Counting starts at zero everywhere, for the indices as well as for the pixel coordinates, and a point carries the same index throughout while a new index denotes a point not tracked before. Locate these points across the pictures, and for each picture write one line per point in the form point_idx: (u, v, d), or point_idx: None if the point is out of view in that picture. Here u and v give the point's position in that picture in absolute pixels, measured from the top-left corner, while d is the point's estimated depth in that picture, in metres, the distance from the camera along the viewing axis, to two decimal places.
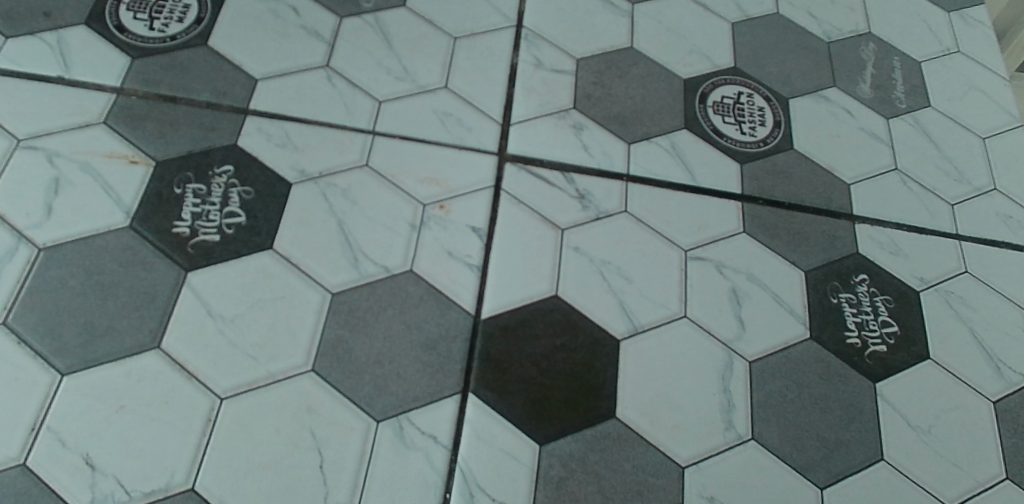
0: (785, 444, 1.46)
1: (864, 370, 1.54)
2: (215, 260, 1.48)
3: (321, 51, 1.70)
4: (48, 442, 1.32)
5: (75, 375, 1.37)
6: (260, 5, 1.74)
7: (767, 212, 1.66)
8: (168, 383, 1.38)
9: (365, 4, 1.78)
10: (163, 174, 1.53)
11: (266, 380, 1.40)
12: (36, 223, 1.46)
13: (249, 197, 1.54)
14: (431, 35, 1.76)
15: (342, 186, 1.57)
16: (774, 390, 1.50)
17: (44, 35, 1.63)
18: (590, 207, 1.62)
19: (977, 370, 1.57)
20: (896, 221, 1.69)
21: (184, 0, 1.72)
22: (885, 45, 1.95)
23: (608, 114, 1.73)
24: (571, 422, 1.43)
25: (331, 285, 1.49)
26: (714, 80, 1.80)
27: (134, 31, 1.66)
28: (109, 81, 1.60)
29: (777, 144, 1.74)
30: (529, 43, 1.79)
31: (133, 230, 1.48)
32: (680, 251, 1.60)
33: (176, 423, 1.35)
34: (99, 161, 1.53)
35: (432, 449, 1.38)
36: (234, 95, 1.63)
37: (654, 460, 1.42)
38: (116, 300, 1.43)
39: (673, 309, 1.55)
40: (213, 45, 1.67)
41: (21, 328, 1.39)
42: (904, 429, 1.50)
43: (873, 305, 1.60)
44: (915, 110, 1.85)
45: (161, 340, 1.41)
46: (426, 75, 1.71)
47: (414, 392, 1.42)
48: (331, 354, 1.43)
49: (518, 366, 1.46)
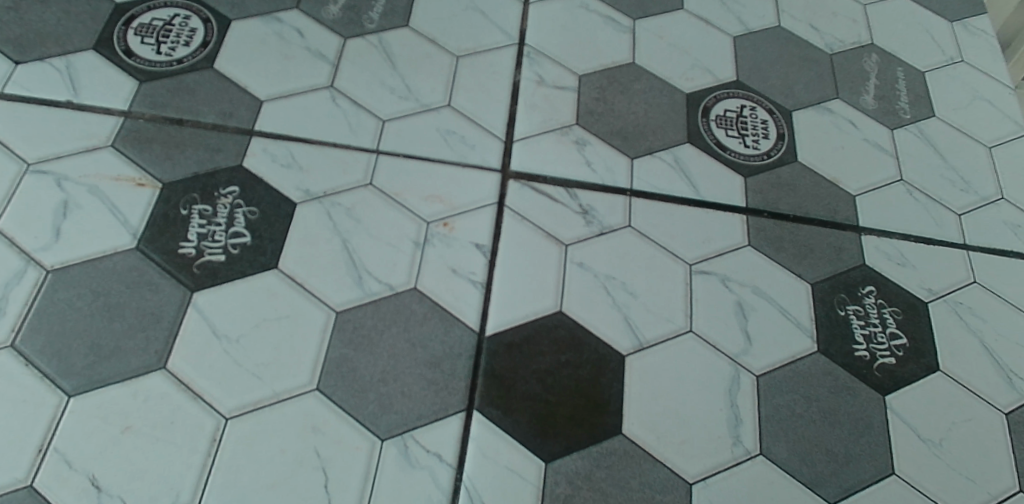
0: (795, 459, 1.44)
1: (873, 383, 1.52)
2: (220, 280, 1.49)
3: (324, 72, 1.72)
4: (55, 464, 1.33)
5: (82, 396, 1.38)
6: (264, 27, 1.76)
7: (772, 225, 1.66)
8: (174, 404, 1.39)
9: (368, 25, 1.80)
10: (170, 196, 1.55)
11: (271, 399, 1.40)
12: (45, 246, 1.48)
13: (254, 217, 1.55)
14: (434, 55, 1.78)
15: (346, 204, 1.58)
16: (782, 405, 1.48)
17: (54, 61, 1.66)
18: (593, 223, 1.62)
19: (988, 382, 1.55)
20: (903, 233, 1.68)
21: (190, 24, 1.74)
22: (888, 56, 1.94)
23: (611, 130, 1.73)
24: (576, 439, 1.42)
25: (335, 303, 1.49)
26: (717, 94, 1.80)
27: (141, 55, 1.69)
28: (117, 105, 1.63)
29: (781, 157, 1.74)
30: (531, 60, 1.80)
31: (140, 251, 1.50)
32: (685, 266, 1.59)
33: (181, 444, 1.36)
34: (107, 184, 1.55)
35: (437, 467, 1.38)
36: (239, 117, 1.65)
37: (661, 477, 1.41)
38: (122, 321, 1.44)
39: (679, 323, 1.54)
40: (218, 67, 1.69)
41: (29, 349, 1.40)
42: (916, 443, 1.48)
43: (880, 318, 1.59)
44: (919, 120, 1.84)
45: (167, 360, 1.42)
46: (429, 94, 1.72)
47: (419, 410, 1.42)
48: (334, 373, 1.44)
49: (522, 382, 1.46)
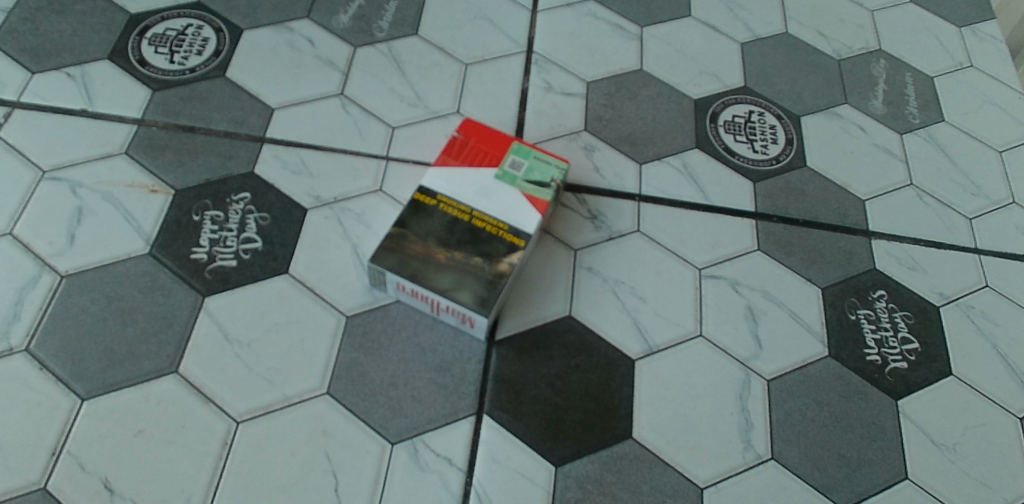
0: (806, 464, 1.44)
1: (885, 387, 1.52)
2: (231, 285, 1.50)
3: (335, 79, 1.74)
4: (69, 467, 1.34)
5: (95, 399, 1.39)
6: (275, 36, 1.78)
7: (781, 229, 1.66)
8: (186, 407, 1.40)
9: (378, 33, 1.82)
10: (182, 202, 1.56)
11: (282, 403, 1.41)
12: (59, 251, 1.50)
13: (266, 223, 1.56)
14: (443, 62, 1.79)
15: (356, 210, 1.59)
16: (793, 409, 1.48)
17: (70, 71, 1.68)
18: (602, 228, 1.62)
19: (1002, 386, 1.54)
20: (913, 236, 1.68)
21: (203, 34, 1.76)
22: (896, 61, 1.94)
23: (619, 136, 1.74)
24: (586, 443, 1.43)
25: (345, 308, 1.50)
26: (725, 100, 1.81)
27: (155, 65, 1.71)
28: (131, 113, 1.65)
29: (790, 162, 1.74)
30: (540, 67, 1.81)
31: (152, 256, 1.51)
32: (694, 271, 1.59)
33: (193, 448, 1.37)
34: (121, 191, 1.56)
35: (447, 472, 1.39)
36: (251, 124, 1.66)
37: (672, 481, 1.41)
38: (135, 325, 1.45)
39: (688, 327, 1.54)
40: (231, 76, 1.71)
41: (42, 353, 1.42)
42: (928, 448, 1.47)
43: (892, 322, 1.58)
44: (928, 124, 1.84)
45: (179, 364, 1.43)
46: (438, 101, 1.74)
47: (428, 414, 1.43)
48: (346, 376, 1.44)
49: (531, 387, 1.46)
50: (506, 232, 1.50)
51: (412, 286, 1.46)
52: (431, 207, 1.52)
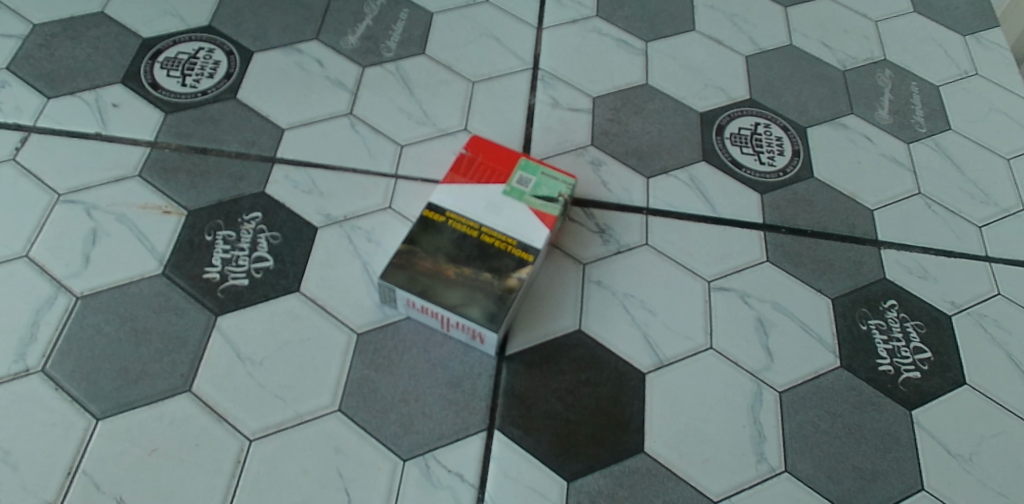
0: (820, 476, 1.43)
1: (898, 397, 1.51)
2: (244, 304, 1.51)
3: (343, 100, 1.76)
4: (84, 487, 1.35)
5: (110, 419, 1.40)
6: (284, 58, 1.81)
7: (790, 241, 1.66)
8: (200, 426, 1.41)
9: (386, 53, 1.84)
10: (195, 223, 1.58)
11: (295, 420, 1.42)
12: (75, 273, 1.52)
13: (277, 241, 1.58)
14: (451, 81, 1.81)
15: (366, 228, 1.61)
16: (805, 421, 1.48)
17: (84, 95, 1.72)
18: (611, 242, 1.63)
19: (1017, 395, 1.52)
20: (923, 245, 1.68)
21: (215, 56, 1.79)
22: (902, 71, 1.95)
23: (626, 150, 1.75)
24: (599, 458, 1.43)
25: (357, 325, 1.51)
26: (731, 113, 1.82)
27: (167, 88, 1.74)
28: (144, 136, 1.67)
29: (797, 174, 1.74)
30: (546, 84, 1.83)
31: (165, 276, 1.53)
32: (703, 283, 1.59)
33: (205, 467, 1.38)
34: (135, 212, 1.58)
35: (459, 487, 1.39)
36: (261, 144, 1.69)
37: (685, 495, 1.41)
38: (149, 345, 1.47)
39: (698, 340, 1.54)
40: (242, 98, 1.74)
41: (58, 373, 1.43)
42: (944, 458, 1.46)
43: (903, 332, 1.57)
44: (935, 133, 1.84)
45: (193, 383, 1.44)
46: (446, 119, 1.75)
47: (439, 430, 1.43)
48: (357, 393, 1.45)
49: (542, 401, 1.47)
50: (515, 247, 1.51)
51: (421, 302, 1.46)
52: (439, 224, 1.53)
